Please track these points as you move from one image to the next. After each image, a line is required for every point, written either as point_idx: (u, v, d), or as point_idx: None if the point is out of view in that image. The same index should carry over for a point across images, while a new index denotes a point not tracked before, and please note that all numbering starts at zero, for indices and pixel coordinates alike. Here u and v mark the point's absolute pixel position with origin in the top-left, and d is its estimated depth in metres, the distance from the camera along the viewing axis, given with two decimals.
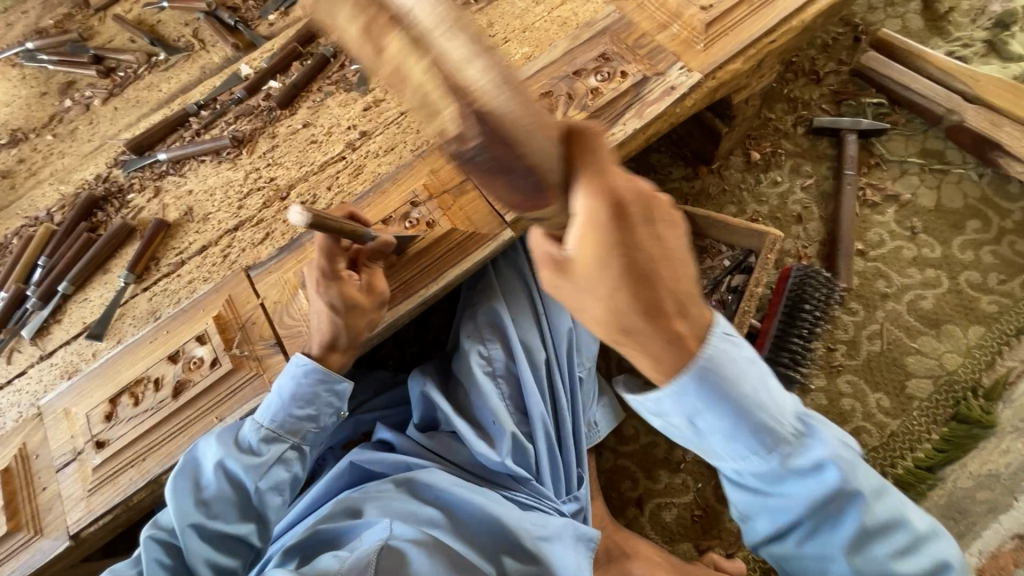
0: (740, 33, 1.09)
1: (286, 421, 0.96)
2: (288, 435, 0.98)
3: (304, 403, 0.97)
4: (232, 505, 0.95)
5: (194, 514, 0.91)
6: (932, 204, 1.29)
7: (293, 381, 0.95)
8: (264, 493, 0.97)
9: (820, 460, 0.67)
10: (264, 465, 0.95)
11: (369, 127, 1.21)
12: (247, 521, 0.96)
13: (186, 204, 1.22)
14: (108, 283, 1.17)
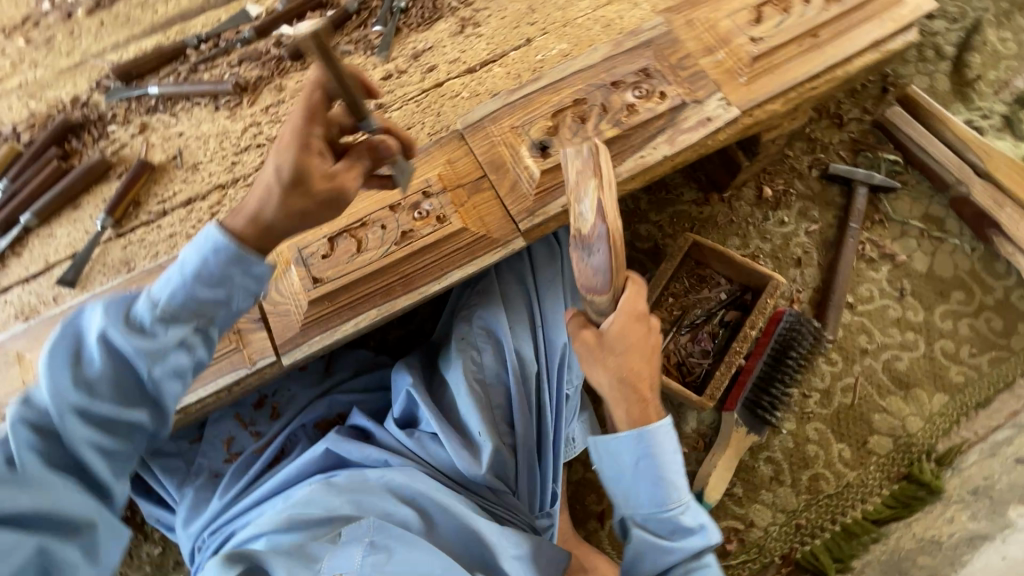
0: (784, 74, 1.06)
1: (132, 354, 0.75)
2: (164, 319, 0.77)
3: (193, 271, 0.76)
4: (115, 391, 0.76)
5: (63, 394, 0.72)
6: (924, 269, 1.33)
7: (202, 260, 0.76)
8: (160, 380, 0.77)
9: (701, 523, 0.87)
10: (155, 351, 0.75)
11: (387, 99, 1.13)
12: (129, 401, 0.76)
13: (175, 147, 1.12)
14: (77, 222, 1.07)
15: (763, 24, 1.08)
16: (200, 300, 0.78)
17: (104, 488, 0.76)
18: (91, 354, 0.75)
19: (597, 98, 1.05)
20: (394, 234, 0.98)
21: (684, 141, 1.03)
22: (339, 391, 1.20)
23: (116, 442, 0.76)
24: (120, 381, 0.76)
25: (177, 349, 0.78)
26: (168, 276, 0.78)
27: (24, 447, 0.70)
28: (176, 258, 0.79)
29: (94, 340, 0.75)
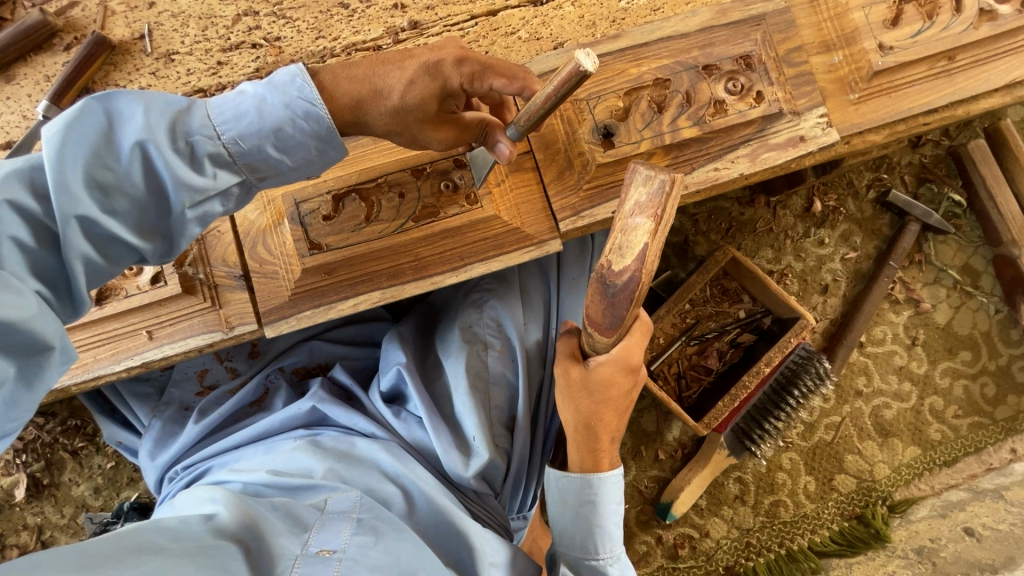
0: (900, 99, 0.89)
1: (174, 189, 0.66)
2: (206, 172, 0.68)
3: (265, 141, 0.69)
4: (133, 208, 0.67)
5: (73, 182, 0.62)
6: (943, 322, 1.29)
7: (285, 115, 0.69)
8: (186, 218, 0.69)
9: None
10: (200, 193, 0.68)
11: (424, 17, 0.89)
12: (145, 231, 0.69)
13: (143, 22, 0.87)
14: (11, 100, 0.85)
15: (898, 29, 0.88)
16: (256, 169, 0.71)
17: (76, 302, 0.69)
18: (121, 146, 0.64)
19: (681, 82, 0.86)
20: (413, 207, 0.84)
21: (767, 160, 0.88)
22: (322, 339, 1.09)
23: (107, 264, 0.68)
24: (148, 192, 0.66)
25: (213, 205, 0.70)
26: (232, 105, 0.69)
27: (12, 240, 0.61)
28: (236, 96, 0.69)
29: (118, 151, 0.64)
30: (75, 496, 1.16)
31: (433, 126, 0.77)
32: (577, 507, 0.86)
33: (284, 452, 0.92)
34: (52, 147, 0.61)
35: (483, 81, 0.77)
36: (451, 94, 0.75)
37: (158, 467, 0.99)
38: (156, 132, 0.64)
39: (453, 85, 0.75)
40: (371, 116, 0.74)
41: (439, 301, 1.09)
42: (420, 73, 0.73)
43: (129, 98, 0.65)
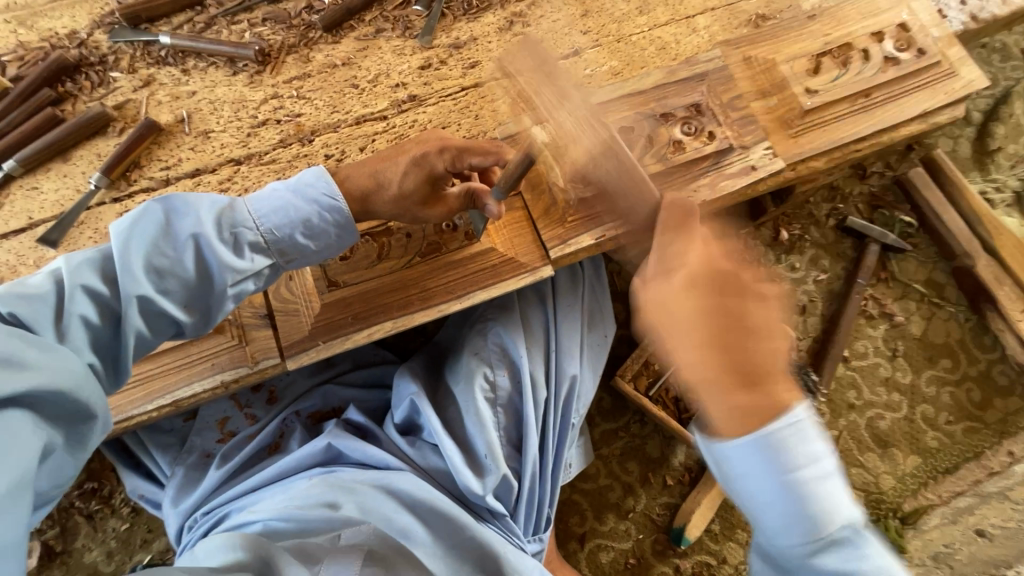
0: (832, 131, 1.04)
1: (218, 270, 0.80)
2: (245, 256, 0.82)
3: (292, 229, 0.83)
4: (181, 288, 0.80)
5: (134, 267, 0.76)
6: (919, 333, 1.37)
7: (310, 207, 0.84)
8: (223, 296, 0.82)
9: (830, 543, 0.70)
10: (238, 273, 0.82)
11: (422, 91, 1.06)
12: (189, 305, 0.82)
13: (184, 108, 1.03)
14: (68, 177, 0.98)
15: (820, 75, 1.06)
16: (284, 255, 0.85)
17: (119, 371, 0.81)
18: (176, 237, 0.79)
19: (644, 128, 1.02)
20: (420, 245, 0.95)
21: (726, 188, 1.01)
22: (335, 383, 1.16)
23: (152, 332, 0.81)
24: (196, 275, 0.80)
25: (249, 283, 0.84)
26: (269, 201, 0.84)
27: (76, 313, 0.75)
28: (272, 193, 0.85)
29: (175, 239, 0.79)
30: (87, 562, 1.16)
31: (430, 217, 0.92)
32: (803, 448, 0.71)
33: (302, 486, 0.96)
34: (123, 241, 0.77)
35: (462, 161, 0.90)
36: (437, 176, 0.88)
37: (179, 515, 1.03)
38: (205, 224, 0.80)
39: (438, 169, 0.88)
40: (376, 201, 0.88)
41: (445, 339, 1.16)
42: (410, 166, 0.87)
43: (184, 198, 0.80)
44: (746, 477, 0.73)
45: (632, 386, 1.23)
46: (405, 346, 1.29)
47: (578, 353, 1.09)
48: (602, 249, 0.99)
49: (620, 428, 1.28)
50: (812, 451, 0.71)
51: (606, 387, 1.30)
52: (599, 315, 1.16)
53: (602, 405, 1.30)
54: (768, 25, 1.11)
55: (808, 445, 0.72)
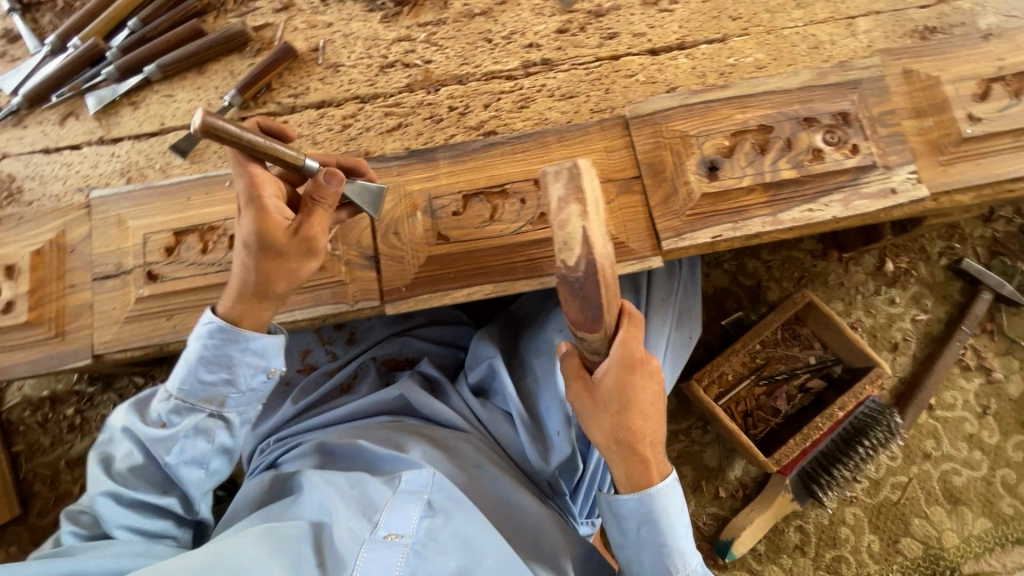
0: (987, 166, 0.96)
1: (192, 387, 0.80)
2: (204, 403, 0.81)
3: (236, 339, 0.78)
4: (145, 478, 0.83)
5: (110, 481, 0.79)
6: (1016, 394, 1.28)
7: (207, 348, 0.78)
8: (223, 390, 0.81)
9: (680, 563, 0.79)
10: (209, 399, 0.81)
11: (554, 56, 1.02)
12: (163, 487, 0.84)
13: (319, 38, 1.03)
14: (202, 90, 1.00)
15: (987, 103, 0.97)
16: (257, 352, 0.80)
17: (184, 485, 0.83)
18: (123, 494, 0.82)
19: (783, 130, 0.96)
20: (533, 213, 0.93)
21: (860, 207, 0.94)
22: (413, 335, 1.16)
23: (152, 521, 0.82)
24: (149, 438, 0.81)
25: (224, 393, 0.81)
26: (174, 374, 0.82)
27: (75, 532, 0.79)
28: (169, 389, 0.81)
29: (143, 419, 0.82)
30: None
31: (271, 278, 0.75)
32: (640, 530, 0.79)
33: (372, 430, 0.98)
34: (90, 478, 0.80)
35: (264, 188, 0.74)
36: (259, 186, 0.73)
37: (258, 436, 1.09)
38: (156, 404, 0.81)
39: (246, 187, 0.73)
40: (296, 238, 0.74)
41: (522, 312, 1.17)
42: (251, 215, 0.73)
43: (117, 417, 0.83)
44: (615, 522, 0.81)
45: (703, 391, 1.19)
46: (480, 309, 1.29)
47: (662, 347, 1.05)
48: (715, 249, 0.94)
49: (681, 431, 1.26)
50: (678, 504, 0.80)
51: (673, 388, 1.28)
52: (687, 314, 1.11)
53: (666, 404, 1.28)
54: (937, 39, 1.02)
55: (670, 507, 0.79)
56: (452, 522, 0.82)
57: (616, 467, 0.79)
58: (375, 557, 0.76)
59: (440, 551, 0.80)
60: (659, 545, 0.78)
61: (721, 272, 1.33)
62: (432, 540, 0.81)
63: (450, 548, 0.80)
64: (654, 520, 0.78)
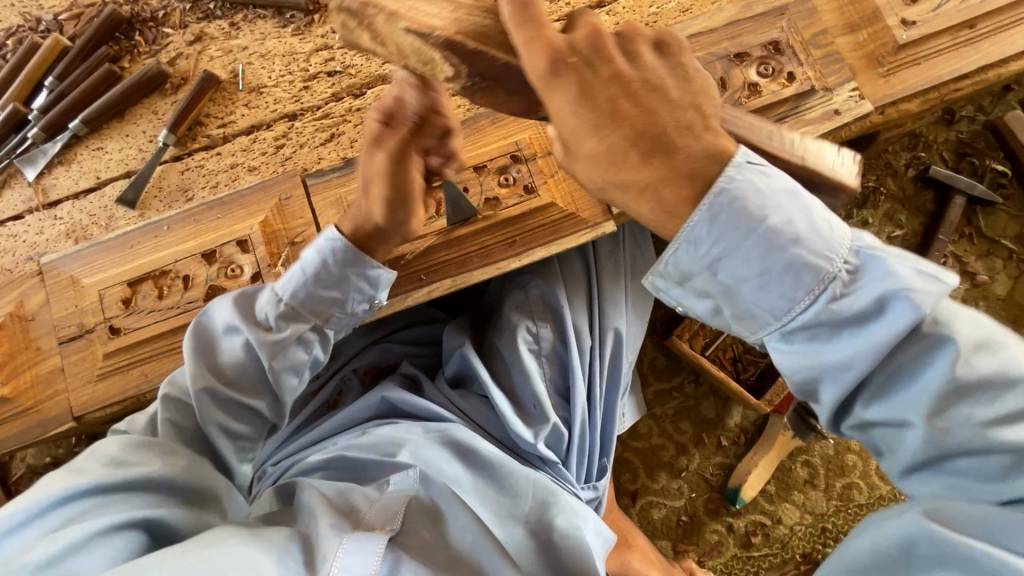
0: (930, 68, 0.93)
1: (307, 297, 0.84)
2: (311, 315, 0.85)
3: (358, 263, 0.83)
4: (236, 379, 0.85)
5: (205, 380, 0.83)
6: (1004, 294, 1.27)
7: (321, 258, 0.83)
8: (325, 301, 0.84)
9: (881, 293, 0.53)
10: (316, 313, 0.85)
11: None
12: (255, 389, 0.86)
13: (237, 62, 1.02)
14: (133, 136, 1.00)
15: (919, 4, 0.94)
16: (371, 279, 0.85)
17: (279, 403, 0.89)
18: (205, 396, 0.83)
19: (716, 70, 0.93)
20: (478, 200, 0.92)
21: (805, 134, 0.92)
22: (391, 341, 1.14)
23: (236, 423, 0.86)
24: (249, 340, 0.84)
25: (332, 312, 0.86)
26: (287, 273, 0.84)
27: (166, 420, 0.83)
28: (292, 274, 0.84)
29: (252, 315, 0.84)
30: None
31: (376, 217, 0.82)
32: (774, 267, 0.55)
33: (357, 438, 0.98)
34: (187, 369, 0.83)
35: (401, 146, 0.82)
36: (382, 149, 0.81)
37: (249, 469, 1.09)
38: (268, 300, 0.84)
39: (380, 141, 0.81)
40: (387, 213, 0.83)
41: (485, 297, 1.14)
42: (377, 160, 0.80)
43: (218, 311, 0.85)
44: (732, 258, 0.56)
45: (689, 346, 1.20)
46: (457, 302, 1.24)
47: (622, 304, 1.05)
48: None
49: (674, 388, 1.26)
50: (771, 189, 0.56)
51: (660, 347, 1.28)
52: (641, 262, 1.11)
53: (655, 364, 1.27)
54: None
55: (774, 180, 0.56)
56: (437, 515, 0.84)
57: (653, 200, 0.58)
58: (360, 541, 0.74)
59: (422, 542, 0.80)
60: (775, 270, 0.55)
61: None
62: (413, 529, 0.81)
63: (431, 542, 0.80)
64: (743, 237, 0.56)
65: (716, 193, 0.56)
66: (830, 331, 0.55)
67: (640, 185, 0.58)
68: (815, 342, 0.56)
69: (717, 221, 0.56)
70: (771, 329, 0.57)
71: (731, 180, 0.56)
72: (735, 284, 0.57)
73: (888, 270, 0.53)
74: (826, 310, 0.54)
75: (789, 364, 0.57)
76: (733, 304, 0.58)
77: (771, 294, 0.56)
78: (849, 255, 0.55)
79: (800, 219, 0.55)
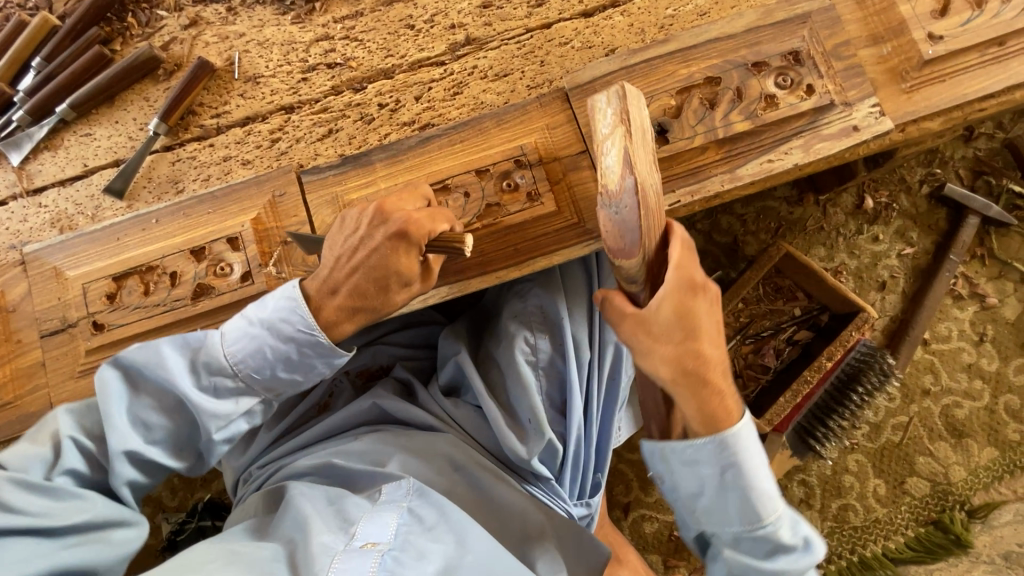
0: (955, 86, 0.90)
1: (266, 374, 0.82)
2: (264, 392, 0.83)
3: (326, 353, 0.82)
4: (168, 440, 0.82)
5: (131, 440, 0.79)
6: (1014, 318, 1.24)
7: (279, 328, 0.80)
8: (278, 377, 0.82)
9: (801, 535, 0.74)
10: (270, 391, 0.83)
11: (482, 33, 0.96)
12: (180, 451, 0.84)
13: (233, 50, 0.97)
14: (123, 123, 0.96)
15: (948, 17, 0.90)
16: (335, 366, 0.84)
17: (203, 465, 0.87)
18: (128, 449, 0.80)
19: (732, 79, 0.89)
20: (478, 206, 0.89)
21: (821, 150, 0.89)
22: (385, 343, 1.11)
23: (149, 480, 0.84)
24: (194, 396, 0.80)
25: (287, 390, 0.85)
26: (245, 340, 0.80)
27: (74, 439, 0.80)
28: (244, 334, 0.80)
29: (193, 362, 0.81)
30: (153, 496, 1.27)
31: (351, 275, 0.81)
32: (733, 496, 0.73)
33: (347, 444, 0.95)
34: (107, 419, 0.79)
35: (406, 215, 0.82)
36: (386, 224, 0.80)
37: (237, 469, 1.07)
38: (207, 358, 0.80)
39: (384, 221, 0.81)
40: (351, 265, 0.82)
41: (485, 303, 1.11)
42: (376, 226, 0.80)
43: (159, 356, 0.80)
44: (694, 480, 0.75)
45: None
46: (454, 305, 1.21)
47: None
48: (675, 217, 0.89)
49: None
50: (758, 456, 0.73)
51: None
52: None
53: None
54: None
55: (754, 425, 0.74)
56: (433, 526, 0.81)
57: (685, 400, 0.72)
58: (349, 565, 0.72)
59: (418, 553, 0.77)
60: (728, 503, 0.74)
61: (695, 233, 1.29)
62: (409, 543, 0.77)
63: (432, 552, 0.78)
64: (733, 464, 0.72)
65: (718, 434, 0.71)
66: (764, 548, 0.73)
67: (691, 377, 0.71)
68: (748, 554, 0.74)
69: (709, 447, 0.72)
70: (727, 531, 0.75)
71: (738, 427, 0.72)
72: (708, 486, 0.74)
73: (802, 528, 0.74)
74: (760, 535, 0.73)
75: (728, 561, 0.76)
76: (701, 503, 0.76)
77: (723, 513, 0.74)
78: (784, 511, 0.74)
79: (760, 459, 0.73)
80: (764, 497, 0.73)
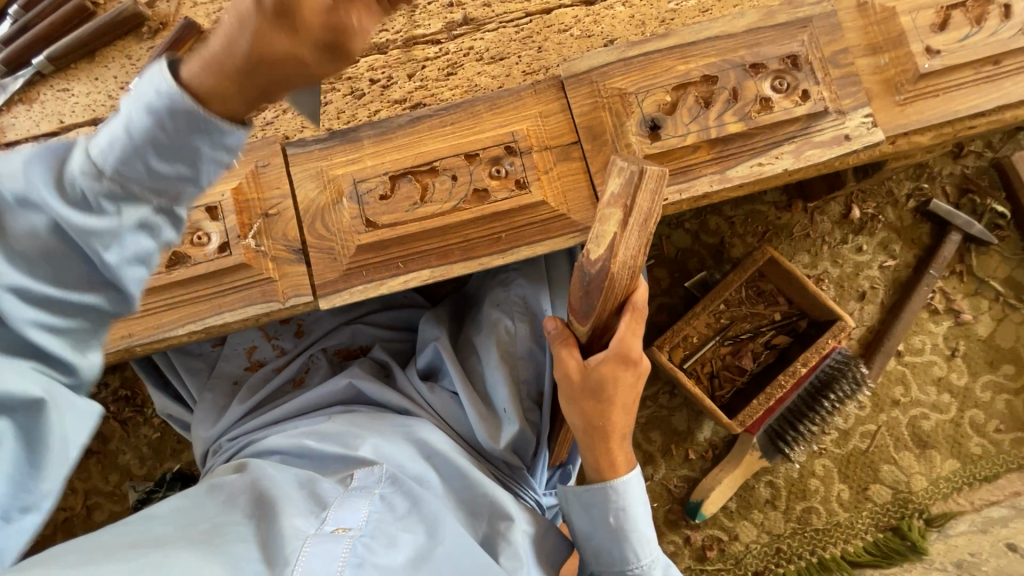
0: (948, 101, 0.90)
1: (142, 139, 0.45)
2: (150, 191, 0.48)
3: (199, 123, 0.45)
4: (31, 270, 0.47)
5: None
6: (986, 335, 1.27)
7: (155, 124, 0.45)
8: (149, 154, 0.46)
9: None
10: (152, 185, 0.48)
11: (481, 14, 0.94)
12: (69, 291, 0.49)
13: (222, 12, 0.94)
14: (103, 81, 0.92)
15: (946, 33, 0.90)
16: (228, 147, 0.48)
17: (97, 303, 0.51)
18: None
19: (728, 79, 0.89)
20: (465, 190, 0.87)
21: (811, 157, 0.89)
22: (365, 323, 1.11)
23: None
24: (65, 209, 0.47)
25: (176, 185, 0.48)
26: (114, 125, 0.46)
27: None
28: (117, 114, 0.46)
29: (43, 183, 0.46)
30: (121, 463, 1.25)
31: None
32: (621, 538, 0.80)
33: (319, 425, 0.94)
34: None
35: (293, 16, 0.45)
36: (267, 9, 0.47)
37: (207, 440, 1.04)
38: (78, 165, 0.46)
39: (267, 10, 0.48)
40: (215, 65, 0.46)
41: (468, 289, 1.10)
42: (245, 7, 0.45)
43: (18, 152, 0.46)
44: (589, 523, 0.82)
45: (667, 358, 1.18)
46: (438, 289, 1.20)
47: None
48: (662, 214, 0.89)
49: (648, 398, 1.24)
50: (643, 506, 0.82)
51: None
52: None
53: None
54: None
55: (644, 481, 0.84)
56: (405, 514, 0.80)
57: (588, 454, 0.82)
58: (321, 549, 0.68)
59: (389, 540, 0.75)
60: (615, 549, 0.81)
61: (683, 232, 1.29)
62: (380, 530, 0.76)
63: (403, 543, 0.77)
64: (620, 508, 0.80)
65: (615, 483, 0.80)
66: None
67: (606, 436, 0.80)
68: None
69: (606, 492, 0.80)
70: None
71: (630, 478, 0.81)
72: (598, 529, 0.81)
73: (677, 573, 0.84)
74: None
75: None
76: (593, 545, 0.82)
77: (610, 556, 0.81)
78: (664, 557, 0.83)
79: (646, 510, 0.82)
80: (644, 543, 0.82)
